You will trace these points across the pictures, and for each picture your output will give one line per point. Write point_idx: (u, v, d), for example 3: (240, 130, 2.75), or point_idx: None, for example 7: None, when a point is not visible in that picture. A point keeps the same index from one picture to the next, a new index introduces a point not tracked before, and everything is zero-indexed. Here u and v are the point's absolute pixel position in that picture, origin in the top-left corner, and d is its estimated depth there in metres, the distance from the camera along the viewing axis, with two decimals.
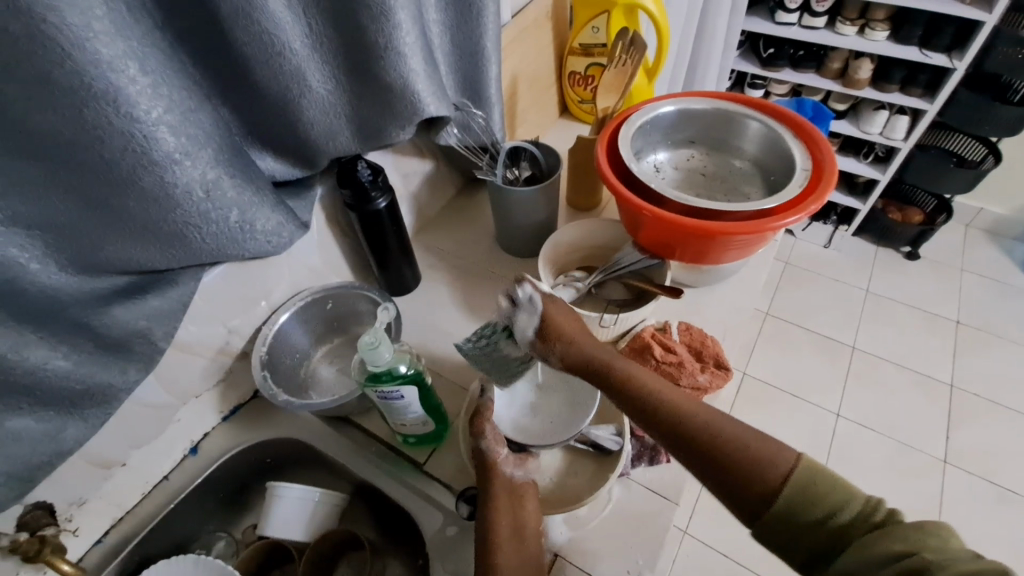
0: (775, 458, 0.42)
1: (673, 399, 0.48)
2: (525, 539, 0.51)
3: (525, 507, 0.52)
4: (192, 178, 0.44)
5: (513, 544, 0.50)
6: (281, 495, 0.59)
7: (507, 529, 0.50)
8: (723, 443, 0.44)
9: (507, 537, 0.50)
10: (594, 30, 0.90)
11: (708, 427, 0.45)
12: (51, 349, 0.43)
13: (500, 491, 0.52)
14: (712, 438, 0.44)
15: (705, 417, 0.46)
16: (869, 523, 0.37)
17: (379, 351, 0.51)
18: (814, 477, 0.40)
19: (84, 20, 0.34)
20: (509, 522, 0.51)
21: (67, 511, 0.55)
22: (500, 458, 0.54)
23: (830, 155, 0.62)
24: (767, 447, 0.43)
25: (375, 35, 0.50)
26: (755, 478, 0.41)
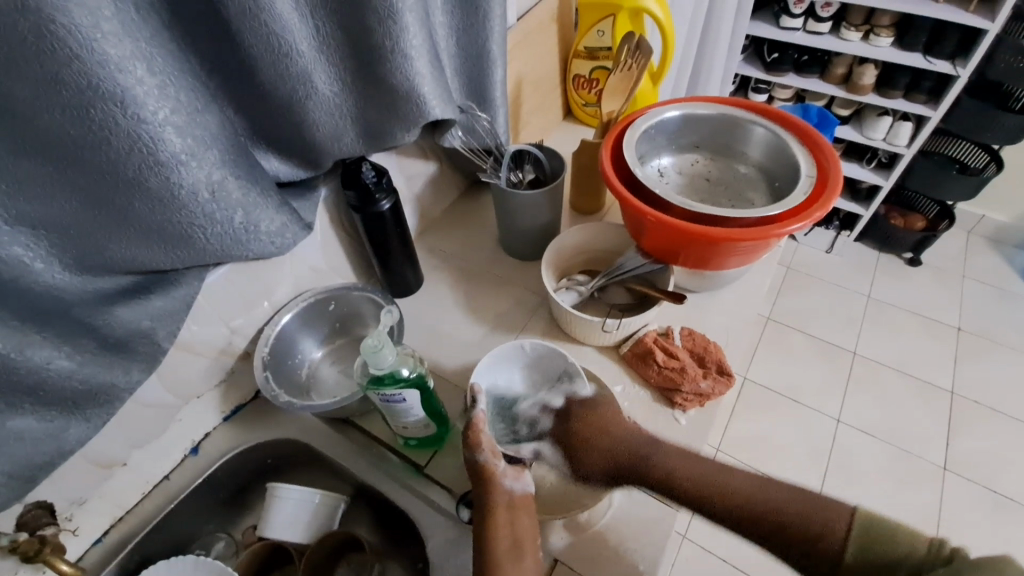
0: (832, 520, 0.48)
1: (723, 482, 0.53)
2: (525, 550, 0.50)
3: (523, 517, 0.52)
4: (198, 178, 0.44)
5: (513, 555, 0.49)
6: (281, 495, 0.59)
7: (506, 541, 0.50)
8: (784, 516, 0.49)
9: (508, 550, 0.49)
10: (599, 33, 0.90)
11: (760, 503, 0.51)
12: (55, 349, 0.43)
13: (498, 503, 0.51)
14: (773, 515, 0.50)
15: (758, 496, 0.51)
16: (937, 560, 0.43)
17: (382, 354, 0.51)
18: (870, 528, 0.46)
19: (92, 20, 0.34)
20: (508, 534, 0.50)
21: (67, 510, 0.55)
22: (497, 468, 0.53)
23: (834, 161, 0.62)
24: (821, 510, 0.49)
25: (382, 38, 0.50)
26: (825, 543, 0.47)
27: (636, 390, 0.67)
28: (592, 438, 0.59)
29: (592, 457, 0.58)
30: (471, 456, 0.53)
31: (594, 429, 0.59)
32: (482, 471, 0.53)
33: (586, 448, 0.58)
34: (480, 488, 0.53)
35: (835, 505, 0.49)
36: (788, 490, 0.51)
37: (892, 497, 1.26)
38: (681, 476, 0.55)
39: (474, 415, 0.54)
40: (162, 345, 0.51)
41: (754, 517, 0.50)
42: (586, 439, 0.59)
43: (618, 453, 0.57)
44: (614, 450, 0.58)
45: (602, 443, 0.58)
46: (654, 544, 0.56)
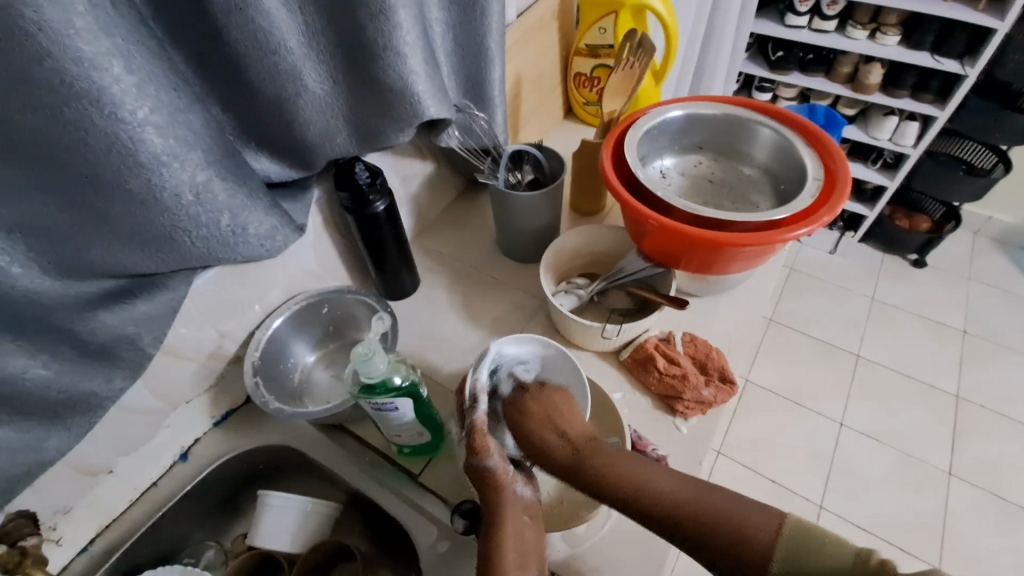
0: (759, 522, 0.42)
1: (647, 481, 0.48)
2: (529, 560, 0.48)
3: (530, 527, 0.50)
4: (182, 180, 0.42)
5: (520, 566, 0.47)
6: (274, 502, 0.58)
7: (513, 552, 0.48)
8: (711, 518, 0.43)
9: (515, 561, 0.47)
10: (601, 31, 0.88)
11: (680, 499, 0.45)
12: (31, 358, 0.42)
13: (507, 511, 0.50)
14: (697, 516, 0.44)
15: (681, 494, 0.46)
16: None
17: (373, 361, 0.50)
18: (801, 536, 0.40)
19: (64, 16, 0.32)
20: (515, 544, 0.48)
21: (51, 519, 0.53)
22: (503, 473, 0.51)
23: (842, 163, 0.60)
24: (749, 511, 0.43)
25: (374, 34, 0.48)
26: (746, 550, 0.41)
27: (636, 397, 0.66)
28: (540, 420, 0.56)
29: (535, 444, 0.55)
30: (479, 462, 0.51)
31: (539, 415, 0.57)
32: (490, 478, 0.51)
33: (531, 433, 0.56)
34: (487, 495, 0.51)
35: (765, 508, 0.42)
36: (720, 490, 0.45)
37: (894, 502, 1.24)
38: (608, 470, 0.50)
39: (475, 422, 0.53)
40: (147, 351, 0.49)
41: (676, 517, 0.45)
42: (535, 421, 0.56)
43: (557, 440, 0.54)
44: (553, 438, 0.55)
45: (543, 432, 0.55)
46: (654, 558, 0.54)
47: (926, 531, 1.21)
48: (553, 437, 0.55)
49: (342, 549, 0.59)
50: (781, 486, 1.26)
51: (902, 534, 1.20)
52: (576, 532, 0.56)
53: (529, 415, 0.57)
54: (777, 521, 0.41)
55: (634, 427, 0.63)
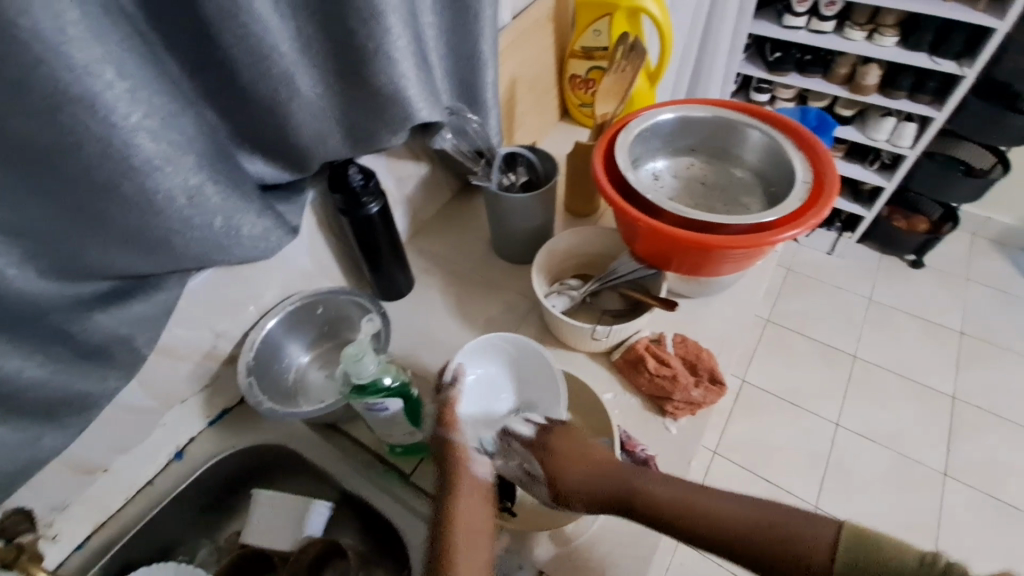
0: (817, 539, 0.38)
1: (697, 502, 0.44)
2: (479, 534, 0.44)
3: (484, 503, 0.47)
4: (174, 184, 0.43)
5: (469, 536, 0.43)
6: (261, 503, 0.60)
7: (462, 524, 0.44)
8: (773, 529, 0.40)
9: (464, 529, 0.44)
10: (595, 33, 0.89)
11: (736, 522, 0.41)
12: (27, 358, 0.43)
13: (460, 483, 0.47)
14: (752, 534, 0.40)
15: (733, 513, 0.42)
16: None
17: (363, 361, 0.52)
18: (863, 542, 0.37)
19: (57, 24, 0.33)
20: (465, 513, 0.45)
21: (48, 516, 0.54)
22: (463, 444, 0.50)
23: (831, 166, 0.61)
24: (801, 525, 0.40)
25: (366, 40, 0.49)
26: (805, 559, 0.38)
27: (627, 397, 0.67)
28: (572, 457, 0.51)
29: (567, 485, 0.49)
30: (443, 433, 0.51)
31: (574, 452, 0.51)
32: (449, 444, 0.50)
33: (566, 475, 0.50)
34: (443, 463, 0.49)
35: (816, 517, 0.39)
36: (771, 504, 0.42)
37: (890, 502, 1.25)
38: (654, 496, 0.46)
39: (448, 396, 0.54)
40: (142, 351, 0.50)
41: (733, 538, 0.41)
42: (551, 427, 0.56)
43: (599, 482, 0.49)
44: (594, 479, 0.49)
45: (575, 471, 0.50)
46: (641, 558, 0.55)
47: (921, 532, 1.21)
48: (595, 474, 0.49)
49: (332, 547, 0.61)
50: (776, 486, 1.27)
51: (898, 535, 1.20)
52: (564, 531, 0.56)
53: (561, 453, 0.51)
54: (834, 530, 0.38)
55: (624, 428, 0.64)
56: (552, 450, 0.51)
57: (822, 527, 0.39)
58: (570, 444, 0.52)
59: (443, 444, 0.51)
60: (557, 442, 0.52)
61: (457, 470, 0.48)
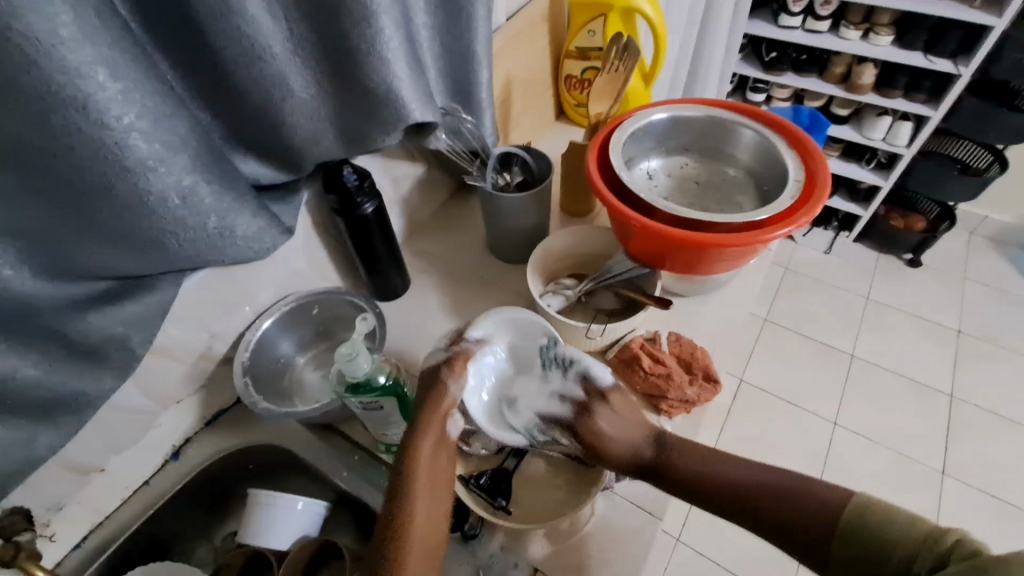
0: (829, 503, 0.42)
1: (726, 468, 0.49)
2: (439, 473, 0.50)
3: (446, 453, 0.52)
4: (168, 184, 0.43)
5: (432, 474, 0.49)
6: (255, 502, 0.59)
7: (428, 462, 0.50)
8: (782, 495, 0.45)
9: (426, 480, 0.49)
10: (590, 34, 0.89)
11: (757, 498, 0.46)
12: (21, 358, 0.43)
13: (429, 428, 0.52)
14: (775, 501, 0.45)
15: (740, 479, 0.48)
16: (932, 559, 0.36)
17: (357, 361, 0.51)
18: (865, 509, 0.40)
19: (49, 25, 0.33)
20: (429, 455, 0.50)
21: (45, 516, 0.55)
22: (449, 396, 0.55)
23: (822, 163, 0.61)
24: (816, 497, 0.43)
25: (358, 40, 0.49)
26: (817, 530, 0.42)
27: (623, 396, 0.67)
28: (611, 429, 0.55)
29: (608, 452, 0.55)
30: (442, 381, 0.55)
31: (616, 420, 0.56)
32: (439, 388, 0.55)
33: (607, 445, 0.55)
34: (426, 402, 0.54)
35: (830, 489, 0.43)
36: (793, 475, 0.46)
37: (889, 502, 1.25)
38: (689, 465, 0.51)
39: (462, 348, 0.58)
40: (137, 352, 0.50)
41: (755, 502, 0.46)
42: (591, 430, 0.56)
43: (644, 448, 0.54)
44: (643, 445, 0.54)
45: (610, 443, 0.55)
46: (636, 555, 0.55)
47: None
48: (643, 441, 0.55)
49: (330, 547, 0.60)
50: None
51: None
52: (558, 529, 0.57)
53: (603, 424, 0.56)
54: (843, 500, 0.42)
55: None
56: (595, 423, 0.56)
57: (838, 497, 0.43)
58: (619, 413, 0.56)
59: (432, 382, 0.56)
60: (603, 413, 0.56)
61: (432, 417, 0.53)
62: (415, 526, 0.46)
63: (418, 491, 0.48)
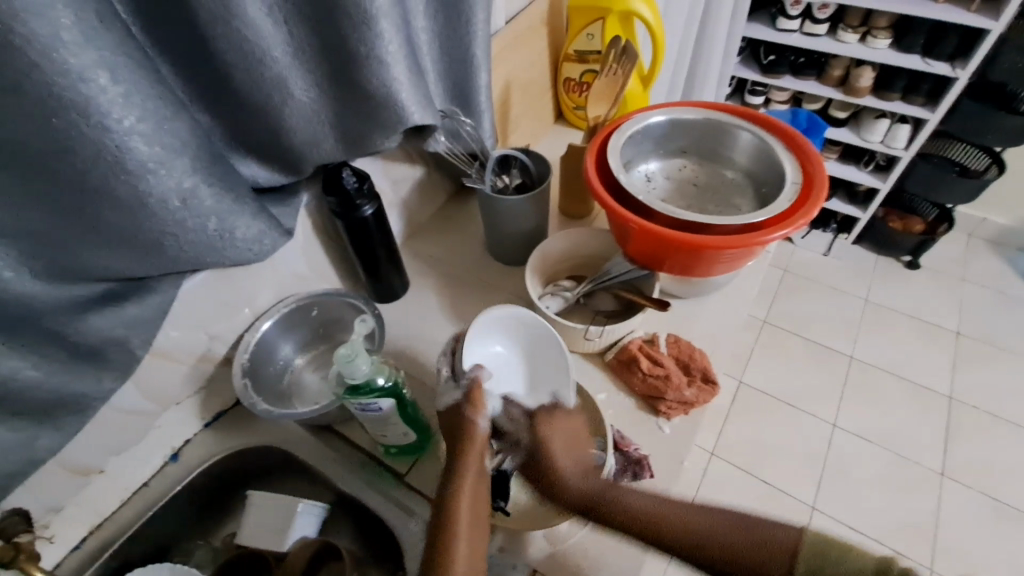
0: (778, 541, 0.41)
1: (675, 509, 0.46)
2: (481, 510, 0.48)
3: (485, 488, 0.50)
4: (168, 187, 0.43)
5: (473, 515, 0.47)
6: (256, 503, 0.60)
7: (469, 501, 0.48)
8: (736, 534, 0.43)
9: (468, 513, 0.47)
10: (589, 37, 0.90)
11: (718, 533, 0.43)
12: (22, 359, 0.43)
13: (465, 466, 0.50)
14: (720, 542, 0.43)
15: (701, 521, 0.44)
16: None
17: (356, 363, 0.51)
18: (820, 552, 0.39)
19: (52, 30, 0.33)
20: (470, 494, 0.48)
21: (44, 518, 0.55)
22: (480, 429, 0.52)
23: (820, 166, 0.61)
24: (765, 532, 0.42)
25: (358, 43, 0.49)
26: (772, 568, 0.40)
27: (621, 398, 0.67)
28: (559, 449, 0.54)
29: (552, 480, 0.52)
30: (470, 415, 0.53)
31: (565, 442, 0.55)
32: (467, 422, 0.52)
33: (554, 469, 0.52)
34: (457, 438, 0.52)
35: (776, 527, 0.42)
36: (732, 515, 0.44)
37: (888, 504, 1.24)
38: (634, 503, 0.48)
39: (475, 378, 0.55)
40: (137, 353, 0.50)
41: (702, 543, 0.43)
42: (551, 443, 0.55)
43: (583, 480, 0.52)
44: (572, 478, 0.52)
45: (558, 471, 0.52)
46: (636, 556, 0.55)
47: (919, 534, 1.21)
48: (575, 471, 0.52)
49: (330, 549, 0.59)
50: (773, 487, 1.27)
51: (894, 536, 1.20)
52: (558, 530, 0.57)
53: (553, 446, 0.54)
54: (796, 537, 0.41)
55: (617, 427, 0.64)
56: (547, 442, 0.54)
57: (786, 536, 0.41)
58: (563, 430, 0.56)
59: (459, 418, 0.53)
60: (553, 430, 0.55)
61: (466, 451, 0.50)
62: (461, 569, 0.43)
63: (464, 533, 0.45)
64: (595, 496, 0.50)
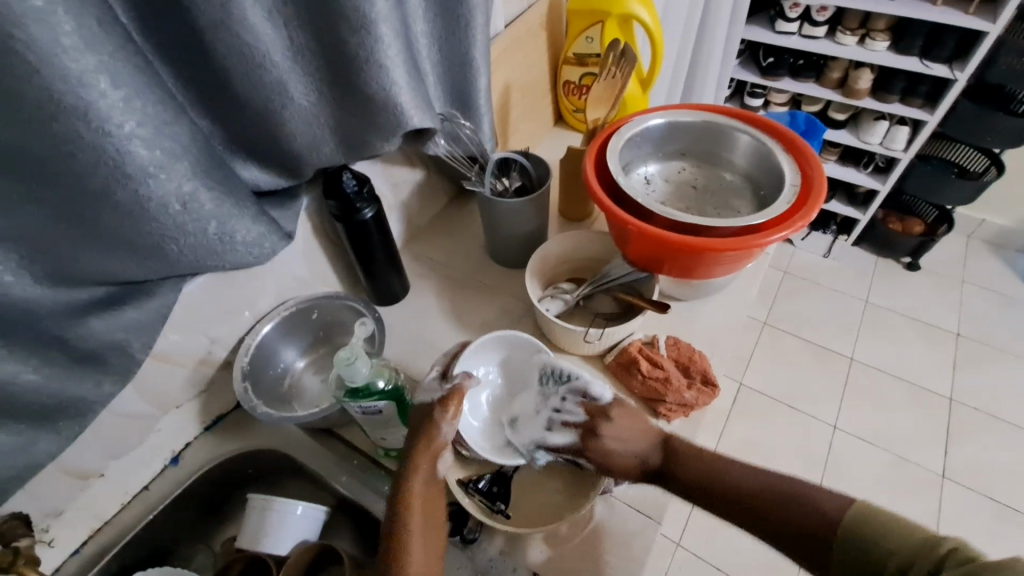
0: (828, 509, 0.45)
1: (732, 471, 0.52)
2: (434, 519, 0.50)
3: (438, 492, 0.52)
4: (168, 191, 0.43)
5: (423, 523, 0.50)
6: (253, 507, 0.60)
7: (419, 513, 0.50)
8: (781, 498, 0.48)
9: (419, 510, 0.50)
10: (588, 40, 0.90)
11: (773, 494, 0.49)
12: (21, 363, 0.43)
13: (417, 473, 0.51)
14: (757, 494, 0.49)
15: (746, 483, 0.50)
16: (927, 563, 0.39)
17: (356, 366, 0.51)
18: (863, 520, 0.43)
19: (52, 35, 0.33)
20: (421, 504, 0.50)
21: (44, 522, 0.55)
22: (442, 436, 0.53)
23: (819, 169, 0.62)
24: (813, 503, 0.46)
25: (358, 48, 0.49)
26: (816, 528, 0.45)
27: (621, 400, 0.67)
28: (619, 440, 0.56)
29: (609, 459, 0.55)
30: (433, 414, 0.54)
31: (626, 430, 0.56)
32: (429, 427, 0.53)
33: (609, 442, 0.55)
34: (416, 442, 0.53)
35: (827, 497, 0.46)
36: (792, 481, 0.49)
37: (889, 507, 1.24)
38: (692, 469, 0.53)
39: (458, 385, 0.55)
40: (137, 357, 0.50)
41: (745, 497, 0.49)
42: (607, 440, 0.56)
43: (647, 457, 0.55)
44: (636, 457, 0.55)
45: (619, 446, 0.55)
46: (635, 559, 0.55)
47: None
48: (632, 451, 0.55)
49: (327, 552, 0.60)
50: None
51: None
52: (557, 532, 0.57)
53: (614, 436, 0.56)
54: (841, 507, 0.45)
55: None
56: (608, 432, 0.56)
57: (832, 507, 0.45)
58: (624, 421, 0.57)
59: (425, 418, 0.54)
60: (615, 426, 0.56)
61: (422, 456, 0.52)
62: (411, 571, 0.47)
63: (413, 541, 0.48)
64: (669, 468, 0.54)
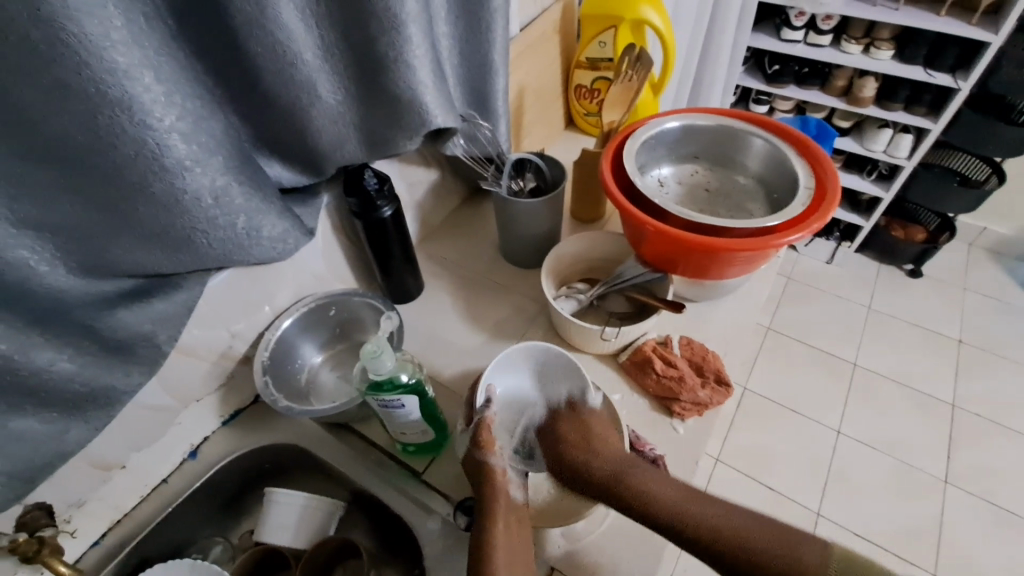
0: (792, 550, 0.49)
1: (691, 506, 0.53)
2: (520, 561, 0.49)
3: (518, 525, 0.52)
4: (202, 185, 0.44)
5: (507, 557, 0.48)
6: (317, 506, 0.61)
7: (504, 554, 0.49)
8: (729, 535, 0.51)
9: (504, 553, 0.48)
10: (601, 44, 0.91)
11: (743, 534, 0.51)
12: (57, 351, 0.44)
13: (495, 511, 0.51)
14: (736, 538, 0.51)
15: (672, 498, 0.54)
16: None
17: (382, 359, 0.52)
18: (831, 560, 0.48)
19: (102, 29, 0.34)
20: (505, 543, 0.49)
21: (66, 512, 0.55)
22: (497, 472, 0.54)
23: (832, 173, 0.63)
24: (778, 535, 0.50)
25: (386, 47, 0.50)
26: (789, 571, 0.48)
27: (635, 398, 0.68)
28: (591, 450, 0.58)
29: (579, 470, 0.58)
30: (481, 456, 0.54)
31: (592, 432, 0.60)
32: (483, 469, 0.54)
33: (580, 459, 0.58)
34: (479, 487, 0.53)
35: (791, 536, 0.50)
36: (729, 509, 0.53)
37: (891, 511, 1.25)
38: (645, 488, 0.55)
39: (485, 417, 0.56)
40: (163, 348, 0.51)
41: (718, 539, 0.51)
42: (573, 445, 0.59)
43: (602, 466, 0.57)
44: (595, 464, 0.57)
45: (592, 455, 0.58)
46: (653, 554, 0.56)
47: (923, 541, 1.21)
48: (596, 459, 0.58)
49: (348, 546, 0.60)
50: (777, 493, 1.28)
51: (896, 542, 1.21)
52: (575, 528, 0.57)
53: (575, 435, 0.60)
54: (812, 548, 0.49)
55: (632, 428, 0.65)
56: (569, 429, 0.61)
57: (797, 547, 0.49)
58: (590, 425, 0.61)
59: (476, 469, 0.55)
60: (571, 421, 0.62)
61: (492, 499, 0.52)
62: None
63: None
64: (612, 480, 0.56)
